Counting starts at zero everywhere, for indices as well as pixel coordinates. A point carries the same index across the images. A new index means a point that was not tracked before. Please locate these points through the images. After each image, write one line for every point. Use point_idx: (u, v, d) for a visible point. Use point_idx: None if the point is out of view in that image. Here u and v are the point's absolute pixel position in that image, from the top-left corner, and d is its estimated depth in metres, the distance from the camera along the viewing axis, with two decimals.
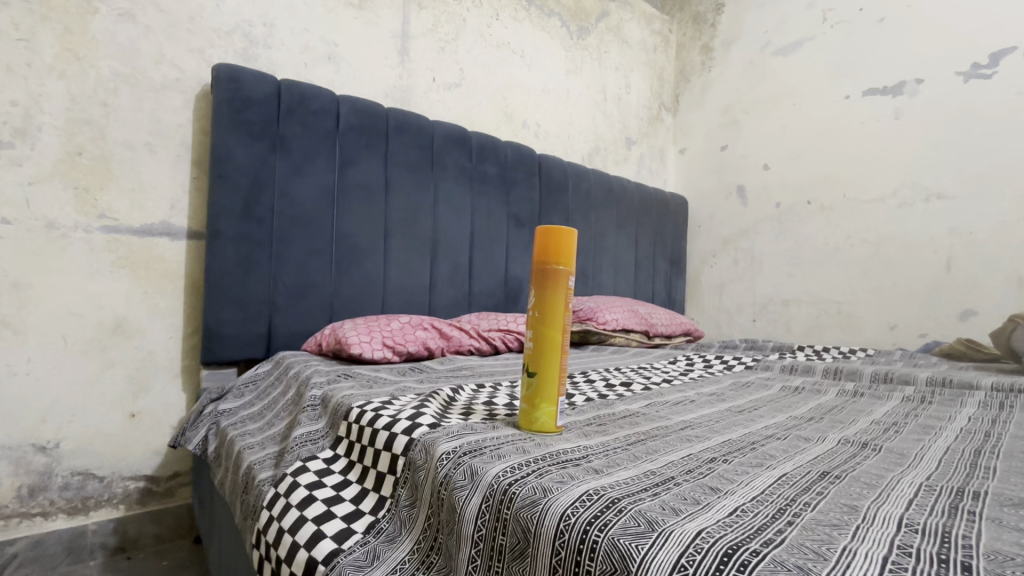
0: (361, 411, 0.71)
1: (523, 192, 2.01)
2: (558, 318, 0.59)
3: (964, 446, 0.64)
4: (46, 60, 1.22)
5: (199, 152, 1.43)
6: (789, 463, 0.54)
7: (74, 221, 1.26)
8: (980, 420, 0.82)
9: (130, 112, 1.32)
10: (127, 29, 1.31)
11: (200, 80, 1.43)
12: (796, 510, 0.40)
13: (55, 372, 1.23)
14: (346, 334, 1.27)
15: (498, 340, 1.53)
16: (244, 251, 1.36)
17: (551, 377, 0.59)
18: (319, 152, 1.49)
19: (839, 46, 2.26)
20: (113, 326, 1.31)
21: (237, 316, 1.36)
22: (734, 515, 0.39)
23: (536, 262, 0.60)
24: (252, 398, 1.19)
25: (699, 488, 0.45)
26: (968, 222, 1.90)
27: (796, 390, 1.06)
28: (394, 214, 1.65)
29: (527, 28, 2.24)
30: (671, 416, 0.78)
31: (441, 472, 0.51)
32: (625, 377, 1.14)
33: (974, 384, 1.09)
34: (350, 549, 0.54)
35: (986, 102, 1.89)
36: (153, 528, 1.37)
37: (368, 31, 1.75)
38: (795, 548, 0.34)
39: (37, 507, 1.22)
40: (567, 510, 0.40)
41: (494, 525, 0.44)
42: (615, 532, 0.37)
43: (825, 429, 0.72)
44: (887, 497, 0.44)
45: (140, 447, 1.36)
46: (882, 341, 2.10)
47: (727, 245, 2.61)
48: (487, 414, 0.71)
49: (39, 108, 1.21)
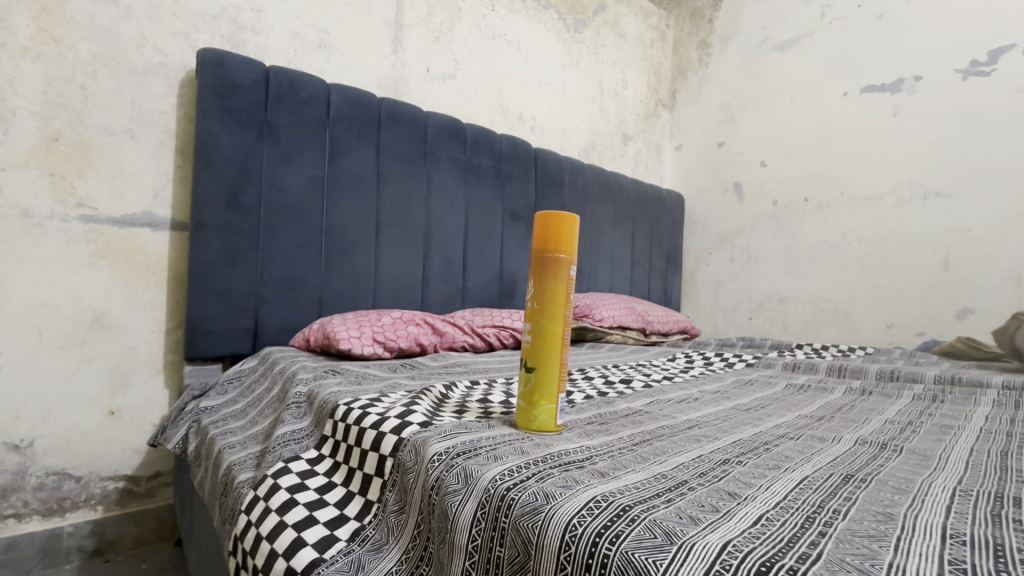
0: (348, 409, 0.66)
1: (519, 187, 1.96)
2: (559, 309, 0.55)
3: (990, 448, 0.60)
4: (21, 40, 1.16)
5: (183, 139, 1.38)
6: (809, 465, 0.50)
7: (51, 209, 1.20)
8: (998, 419, 0.78)
9: (110, 97, 1.27)
10: (107, 11, 1.26)
11: (184, 65, 1.37)
12: (827, 519, 0.36)
13: (29, 367, 1.18)
14: (334, 329, 1.23)
15: (493, 336, 1.47)
16: (229, 244, 1.31)
17: (551, 372, 0.55)
18: (308, 142, 1.44)
19: (838, 42, 2.22)
20: (91, 320, 1.25)
21: (222, 311, 1.31)
22: (759, 526, 0.35)
23: (535, 250, 0.56)
24: (235, 395, 1.14)
25: (716, 493, 0.41)
26: (967, 221, 1.88)
27: (802, 388, 1.02)
28: (386, 206, 1.60)
29: (524, 19, 2.19)
30: (676, 415, 0.74)
31: (433, 475, 0.47)
32: (625, 374, 1.10)
33: (985, 383, 1.06)
34: (332, 559, 0.49)
35: (985, 98, 1.86)
36: (133, 529, 1.33)
37: (360, 19, 1.69)
38: (836, 564, 0.30)
39: (9, 509, 1.16)
40: (572, 519, 0.36)
41: (492, 534, 0.40)
42: (628, 545, 0.33)
43: (838, 428, 0.68)
44: (923, 504, 0.40)
45: (118, 446, 1.31)
46: (879, 340, 2.08)
47: (723, 242, 2.58)
48: (482, 413, 0.67)
49: (13, 91, 1.15)
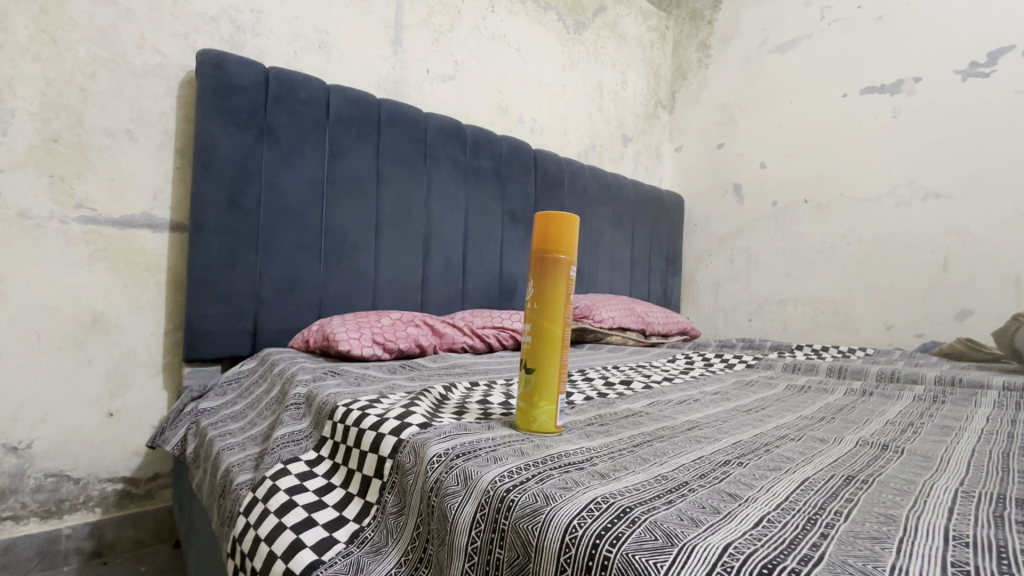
0: (347, 410, 0.66)
1: (518, 188, 1.96)
2: (559, 310, 0.55)
3: (992, 449, 0.60)
4: (20, 41, 1.16)
5: (182, 140, 1.38)
6: (810, 466, 0.50)
7: (50, 211, 1.19)
8: (999, 421, 0.78)
9: (110, 98, 1.27)
10: (106, 12, 1.25)
11: (183, 66, 1.37)
12: (829, 520, 0.36)
13: (28, 369, 1.17)
14: (334, 330, 1.22)
15: (493, 338, 1.47)
16: (229, 245, 1.31)
17: (550, 373, 0.55)
18: (307, 144, 1.44)
19: (838, 43, 2.23)
20: (90, 321, 1.25)
21: (221, 312, 1.31)
22: (760, 527, 0.35)
23: (535, 251, 0.56)
24: (235, 396, 1.13)
25: (717, 495, 0.41)
26: (967, 222, 1.88)
27: (802, 389, 1.02)
28: (386, 207, 1.60)
29: (524, 21, 2.19)
30: (676, 416, 0.73)
31: (432, 476, 0.47)
32: (625, 375, 1.10)
33: (985, 384, 1.06)
34: (332, 560, 0.49)
35: (984, 100, 1.87)
36: (132, 531, 1.32)
37: (360, 20, 1.70)
38: (838, 566, 0.29)
39: (8, 511, 1.16)
40: (572, 520, 0.36)
41: (491, 536, 0.40)
42: (628, 547, 0.33)
43: (839, 429, 0.68)
44: (926, 505, 0.40)
45: (117, 448, 1.30)
46: (879, 341, 2.07)
47: (722, 243, 2.58)
48: (482, 414, 0.67)
49: (11, 92, 1.15)
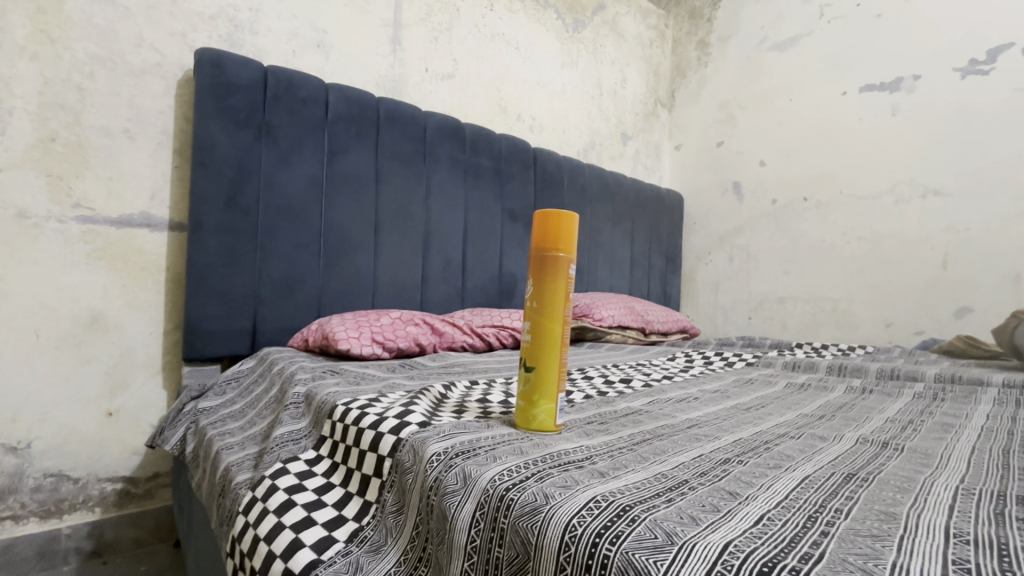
0: (346, 409, 0.66)
1: (518, 186, 1.96)
2: (559, 308, 0.55)
3: (992, 446, 0.60)
4: (17, 40, 1.15)
5: (181, 139, 1.37)
6: (811, 464, 0.50)
7: (48, 210, 1.19)
8: (997, 417, 0.78)
9: (107, 97, 1.26)
10: (104, 11, 1.25)
11: (182, 65, 1.37)
12: (829, 518, 0.36)
13: (26, 368, 1.17)
14: (333, 330, 1.22)
15: (492, 337, 1.46)
16: (228, 244, 1.31)
17: (550, 371, 0.55)
18: (306, 143, 1.44)
19: (837, 41, 2.22)
20: (89, 320, 1.25)
21: (221, 312, 1.30)
22: (761, 525, 0.35)
23: (535, 249, 0.56)
24: (234, 395, 1.13)
25: (717, 493, 0.41)
26: (966, 219, 1.88)
27: (802, 387, 1.02)
28: (385, 206, 1.59)
29: (523, 20, 2.19)
30: (676, 414, 0.73)
31: (432, 475, 0.47)
32: (625, 374, 1.10)
33: (985, 381, 1.06)
34: (331, 560, 0.49)
35: (984, 97, 1.86)
36: (131, 531, 1.32)
37: (359, 19, 1.69)
38: (838, 564, 0.29)
39: (7, 511, 1.16)
40: (572, 519, 0.36)
41: (490, 535, 0.39)
42: (628, 545, 0.32)
43: (839, 427, 0.68)
44: (927, 503, 0.39)
45: (116, 447, 1.30)
46: (878, 339, 2.07)
47: (722, 241, 2.58)
48: (481, 413, 0.67)
49: (8, 91, 1.15)
